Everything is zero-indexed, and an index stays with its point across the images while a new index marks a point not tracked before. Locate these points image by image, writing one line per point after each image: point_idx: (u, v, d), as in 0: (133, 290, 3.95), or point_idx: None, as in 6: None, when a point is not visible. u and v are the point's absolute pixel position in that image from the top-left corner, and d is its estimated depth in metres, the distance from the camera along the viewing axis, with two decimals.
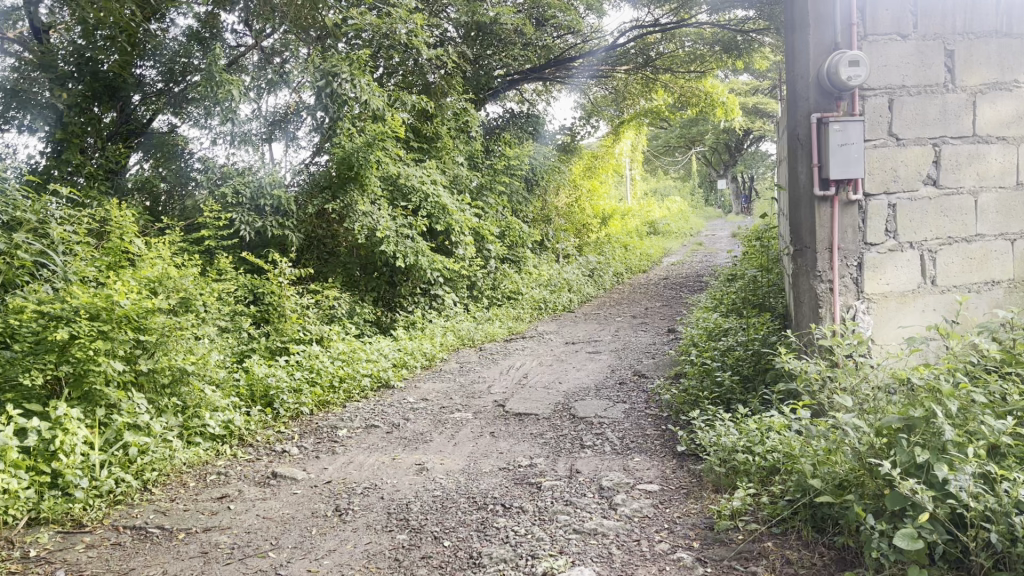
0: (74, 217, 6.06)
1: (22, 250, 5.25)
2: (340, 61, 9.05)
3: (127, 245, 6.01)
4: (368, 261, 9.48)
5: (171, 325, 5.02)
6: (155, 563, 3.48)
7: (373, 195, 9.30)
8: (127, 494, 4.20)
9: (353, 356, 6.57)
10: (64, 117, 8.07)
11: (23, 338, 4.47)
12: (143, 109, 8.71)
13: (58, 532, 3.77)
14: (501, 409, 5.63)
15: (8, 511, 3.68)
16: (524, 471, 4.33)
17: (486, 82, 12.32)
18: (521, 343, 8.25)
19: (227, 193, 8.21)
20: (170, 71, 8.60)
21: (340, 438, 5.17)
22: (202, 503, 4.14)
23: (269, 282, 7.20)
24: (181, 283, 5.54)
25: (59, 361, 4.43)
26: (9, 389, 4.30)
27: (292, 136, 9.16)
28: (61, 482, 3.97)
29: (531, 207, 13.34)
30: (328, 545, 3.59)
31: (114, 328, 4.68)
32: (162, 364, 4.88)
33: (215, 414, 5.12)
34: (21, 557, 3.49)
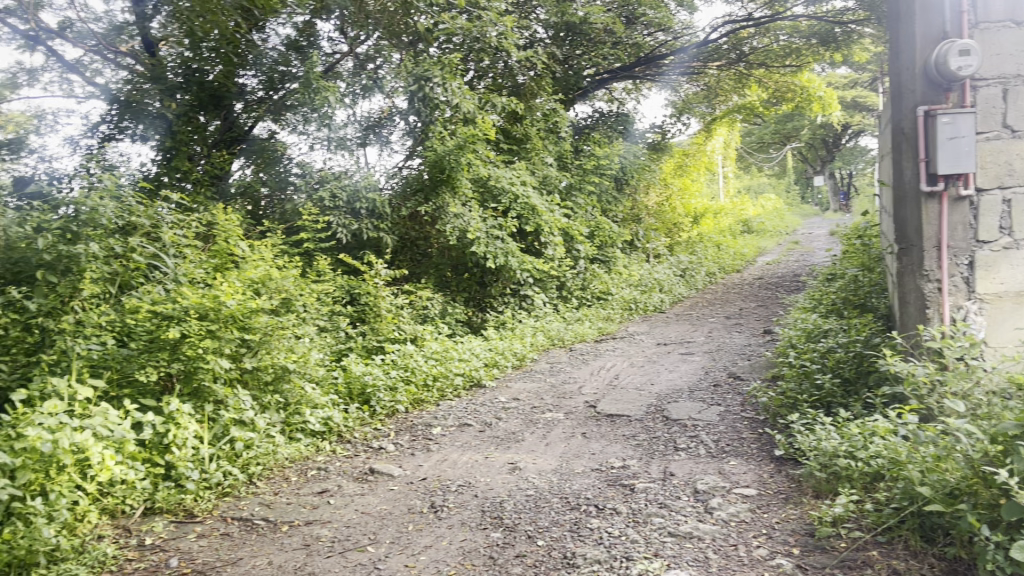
0: (183, 221, 6.38)
1: (137, 253, 5.59)
2: (432, 66, 9.27)
3: (232, 247, 6.33)
4: (460, 261, 9.58)
5: (274, 325, 5.23)
6: (261, 553, 3.62)
7: (464, 197, 9.41)
8: (235, 486, 4.37)
9: (447, 355, 6.68)
10: (174, 126, 8.48)
11: (138, 337, 4.81)
12: (244, 117, 9.01)
13: (172, 521, 3.98)
14: (592, 410, 5.62)
15: (126, 500, 3.95)
16: (617, 472, 4.30)
17: (576, 83, 12.34)
18: (612, 343, 8.21)
19: (325, 197, 8.49)
20: (269, 80, 8.90)
21: (434, 436, 5.26)
22: (304, 498, 4.27)
23: (365, 283, 7.40)
24: (282, 284, 5.76)
25: (170, 359, 4.74)
26: (125, 385, 4.61)
27: (386, 140, 9.58)
28: (174, 474, 4.21)
29: (621, 207, 13.23)
30: (424, 540, 3.65)
31: (221, 328, 4.94)
32: (265, 362, 5.11)
33: (315, 411, 5.29)
34: (138, 545, 3.72)
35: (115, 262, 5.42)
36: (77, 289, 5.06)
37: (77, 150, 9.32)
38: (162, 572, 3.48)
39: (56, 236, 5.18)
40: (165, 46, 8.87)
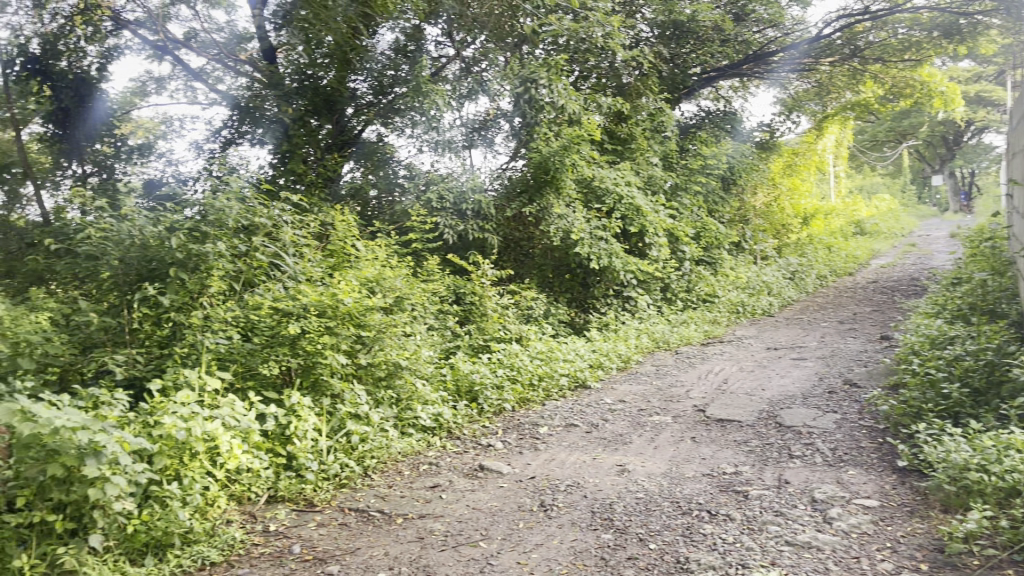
0: (301, 221, 6.64)
1: (259, 252, 5.85)
2: (539, 68, 9.32)
3: (348, 246, 6.64)
4: (563, 261, 9.59)
5: (387, 322, 5.42)
6: (377, 544, 3.73)
7: (568, 198, 9.41)
8: (351, 478, 4.52)
9: (551, 355, 6.71)
10: (290, 130, 8.85)
11: (262, 332, 5.08)
12: (355, 121, 9.28)
13: (293, 509, 4.15)
14: (701, 414, 5.53)
15: (251, 488, 4.14)
16: (729, 478, 4.22)
17: (682, 82, 12.20)
18: (719, 347, 8.04)
19: (433, 198, 8.68)
20: (379, 85, 9.11)
21: (541, 435, 5.29)
22: (417, 491, 4.38)
23: (471, 283, 7.51)
24: (395, 283, 5.94)
25: (291, 354, 4.97)
26: (248, 377, 4.83)
27: (491, 142, 9.74)
28: (295, 464, 4.40)
29: (728, 208, 12.96)
30: (535, 539, 3.68)
31: (338, 324, 5.19)
32: (379, 358, 5.27)
33: (426, 406, 5.42)
34: (262, 530, 3.91)
35: (240, 262, 5.70)
36: (204, 285, 5.38)
37: (200, 153, 9.86)
38: (286, 557, 3.65)
39: (186, 236, 5.52)
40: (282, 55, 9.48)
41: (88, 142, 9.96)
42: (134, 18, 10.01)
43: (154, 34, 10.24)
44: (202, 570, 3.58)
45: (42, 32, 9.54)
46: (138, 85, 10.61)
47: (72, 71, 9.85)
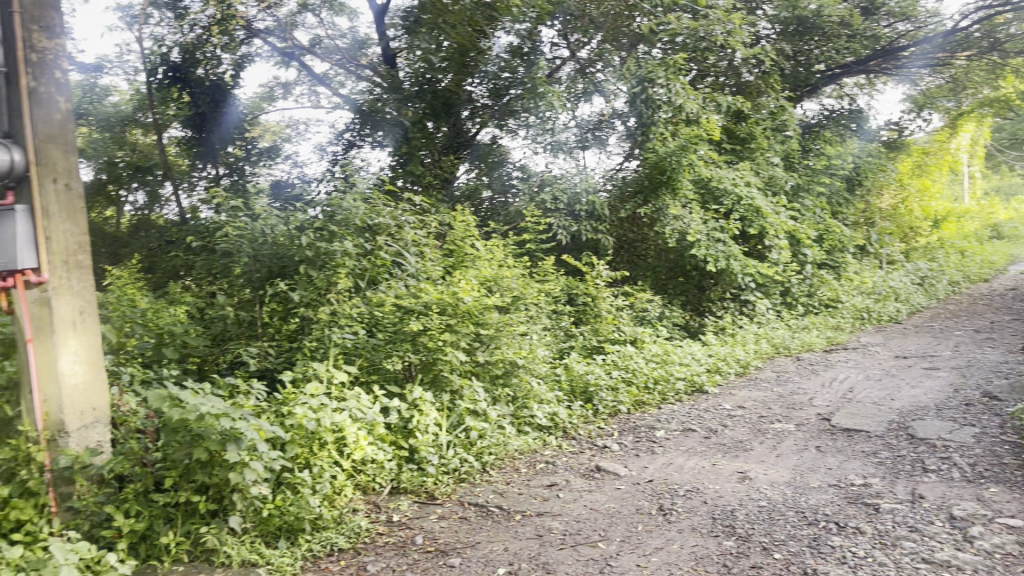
0: (422, 221, 6.79)
1: (383, 250, 6.03)
2: (657, 67, 9.25)
3: (467, 247, 6.76)
4: (678, 264, 9.46)
5: (504, 322, 5.49)
6: (497, 539, 3.79)
7: (685, 198, 9.25)
8: (470, 473, 4.59)
9: (667, 358, 6.62)
10: (409, 133, 9.04)
11: (385, 328, 5.28)
12: (471, 124, 9.41)
13: (415, 501, 4.25)
14: (825, 423, 5.35)
15: (375, 479, 4.28)
16: (858, 490, 4.06)
17: (805, 79, 11.80)
18: (844, 354, 7.73)
19: (547, 199, 8.76)
20: (495, 88, 9.24)
21: (658, 439, 5.23)
22: (534, 489, 4.41)
23: (586, 284, 7.51)
24: (512, 284, 6.02)
25: (412, 350, 5.12)
26: (372, 371, 5.04)
27: (605, 144, 9.84)
28: (416, 457, 4.52)
29: (852, 210, 12.47)
30: (655, 542, 3.65)
31: (458, 322, 5.31)
32: (497, 356, 5.35)
33: (541, 405, 5.46)
34: (386, 520, 4.03)
35: (364, 260, 5.89)
36: (332, 282, 5.61)
37: (323, 156, 10.27)
38: (409, 547, 3.75)
39: (315, 235, 5.77)
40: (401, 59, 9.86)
41: (222, 144, 10.53)
42: (265, 26, 10.48)
43: (282, 41, 10.74)
44: (330, 556, 3.70)
45: (182, 42, 9.94)
46: (265, 90, 11.19)
47: (208, 78, 10.23)
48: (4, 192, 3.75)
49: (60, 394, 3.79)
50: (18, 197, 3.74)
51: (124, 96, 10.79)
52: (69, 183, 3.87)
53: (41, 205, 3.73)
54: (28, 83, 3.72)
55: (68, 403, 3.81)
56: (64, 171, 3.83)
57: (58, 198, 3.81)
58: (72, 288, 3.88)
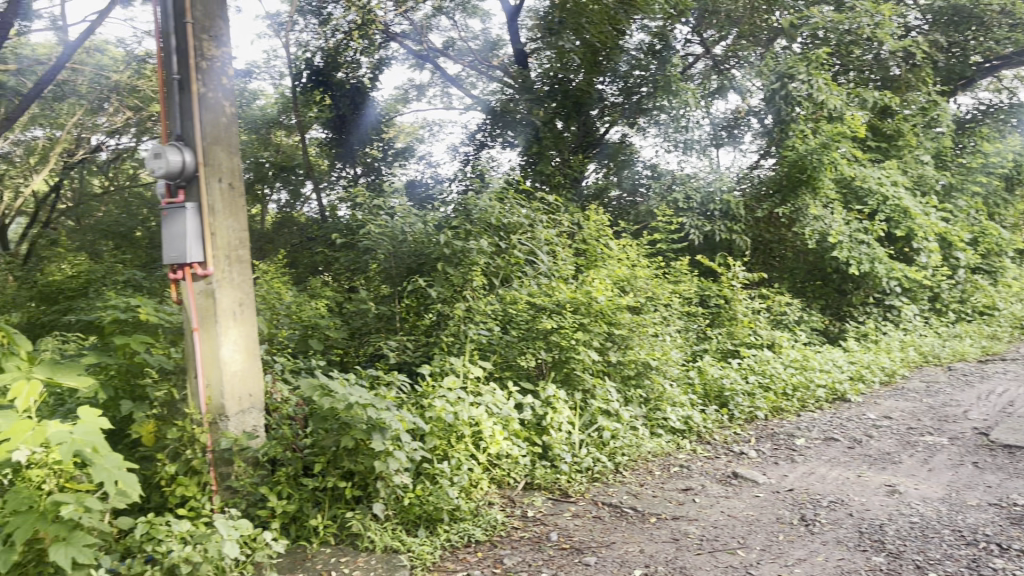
0: (556, 221, 6.78)
1: (517, 249, 6.06)
2: (798, 62, 8.99)
3: (602, 245, 6.63)
4: (817, 266, 9.13)
5: (637, 322, 5.45)
6: (632, 540, 3.76)
7: (826, 198, 8.90)
8: (603, 473, 4.58)
9: (806, 364, 6.39)
10: (540, 132, 9.12)
11: (519, 325, 5.36)
12: (600, 123, 9.37)
13: (549, 498, 4.28)
14: (983, 438, 5.01)
15: (509, 474, 4.35)
16: (1022, 511, 3.79)
17: (960, 72, 11.09)
18: (1001, 365, 7.24)
19: (679, 198, 8.68)
20: (627, 86, 9.18)
21: (797, 447, 5.06)
22: (668, 493, 4.35)
23: (721, 286, 7.34)
24: (646, 284, 5.99)
25: (545, 347, 5.18)
26: (506, 368, 5.13)
27: (740, 142, 9.63)
28: (550, 454, 4.56)
29: (1011, 211, 11.67)
30: (797, 553, 3.52)
31: (591, 321, 5.31)
32: (630, 357, 5.32)
33: (675, 408, 5.37)
34: (521, 515, 4.08)
35: (498, 258, 5.98)
36: (467, 279, 5.73)
37: (456, 156, 10.49)
38: (544, 543, 3.78)
39: (452, 234, 5.94)
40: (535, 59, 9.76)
41: (360, 145, 11.00)
42: (401, 30, 10.79)
43: (417, 44, 11.07)
44: (468, 547, 3.78)
45: (325, 47, 10.41)
46: (401, 92, 11.62)
47: (349, 82, 10.67)
48: (175, 191, 4.04)
49: (222, 379, 4.06)
50: (188, 195, 4.03)
51: (270, 99, 11.44)
52: (232, 182, 4.14)
53: (208, 202, 4.01)
54: (198, 89, 4.00)
55: (228, 388, 4.08)
56: (227, 171, 4.10)
57: (222, 196, 4.09)
58: (233, 281, 4.15)
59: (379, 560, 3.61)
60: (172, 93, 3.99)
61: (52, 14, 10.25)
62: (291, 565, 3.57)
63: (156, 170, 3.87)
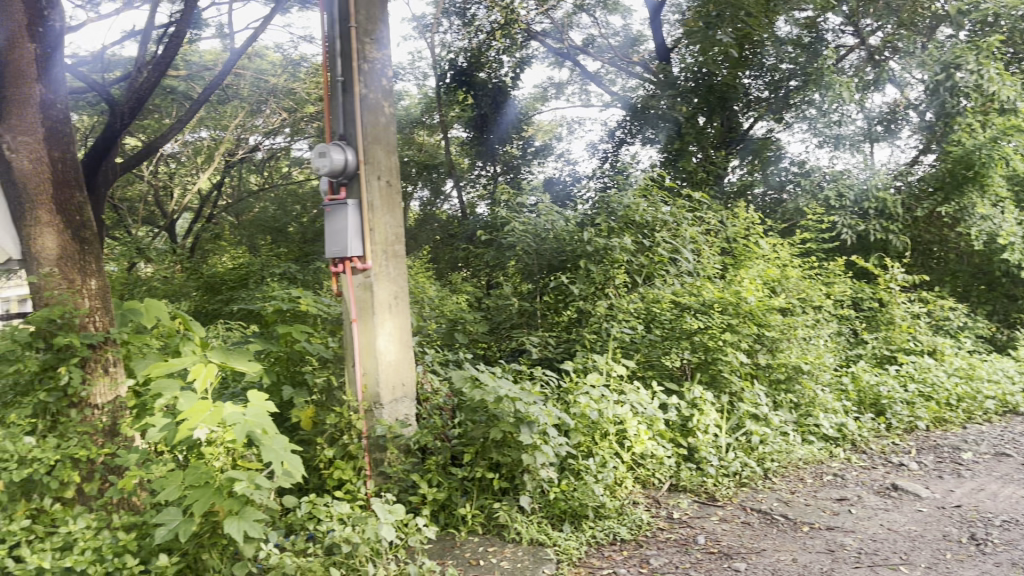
0: (702, 219, 6.53)
1: (660, 247, 5.88)
2: (966, 50, 8.36)
3: (754, 244, 6.35)
4: (983, 270, 8.58)
5: (788, 324, 5.27)
6: (784, 549, 3.64)
7: (995, 196, 8.34)
8: (752, 478, 4.46)
9: (973, 373, 6.00)
10: (682, 126, 9.00)
11: (662, 325, 5.30)
12: (744, 117, 9.14)
13: (695, 501, 4.21)
14: None
15: (655, 474, 4.32)
16: None
17: None
18: None
19: (831, 196, 8.33)
20: (774, 80, 8.85)
21: (964, 461, 4.75)
22: (822, 502, 4.18)
23: (878, 288, 6.96)
24: (798, 284, 5.84)
25: (691, 348, 5.10)
26: (649, 367, 5.09)
27: (897, 136, 9.16)
28: (696, 456, 4.49)
29: None
30: (967, 573, 3.30)
31: (740, 322, 5.17)
32: (779, 361, 5.16)
33: (828, 415, 5.16)
34: (667, 516, 4.03)
35: (641, 256, 5.87)
36: (610, 277, 5.69)
37: (595, 153, 10.48)
38: (691, 545, 3.72)
39: (596, 231, 5.93)
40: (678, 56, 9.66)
41: (500, 144, 11.00)
42: (542, 29, 10.88)
43: (558, 42, 11.13)
44: (613, 544, 3.77)
45: (469, 47, 10.54)
46: (540, 90, 11.73)
47: (491, 81, 10.70)
48: (338, 187, 4.24)
49: (377, 368, 4.24)
50: (349, 193, 4.22)
51: (413, 100, 11.82)
52: (390, 180, 4.31)
53: (368, 199, 4.20)
54: (361, 90, 4.18)
55: (383, 377, 4.26)
56: (386, 170, 4.28)
57: (381, 193, 4.26)
58: (389, 275, 4.33)
59: (526, 551, 3.66)
60: (336, 95, 4.20)
61: (219, 23, 10.90)
62: (441, 551, 3.67)
63: (321, 168, 4.08)
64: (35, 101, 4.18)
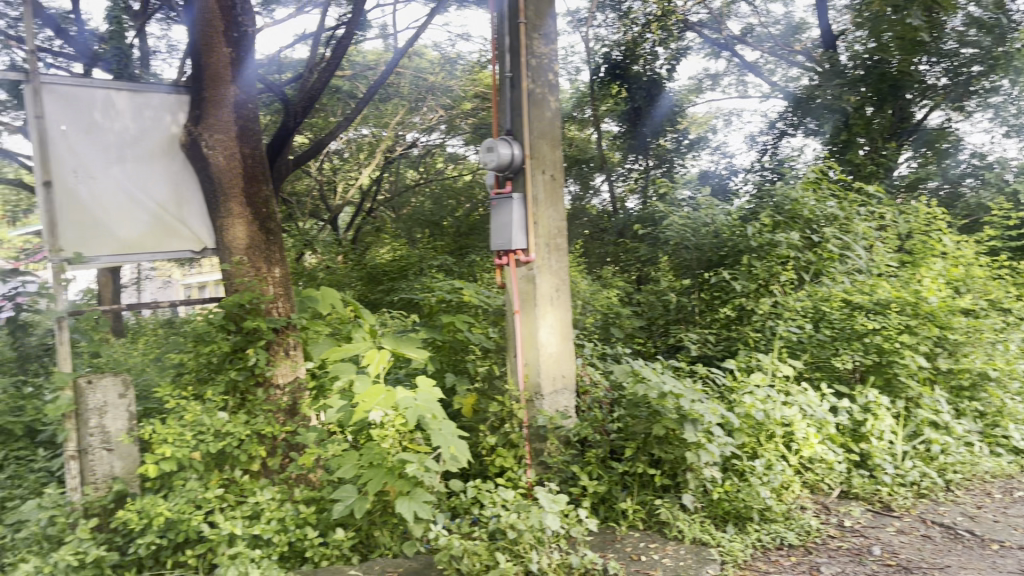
0: (876, 214, 6.12)
1: (830, 242, 5.56)
2: None
3: (935, 241, 5.72)
4: None
5: (974, 326, 4.88)
6: (971, 567, 3.41)
7: None
8: (932, 490, 4.19)
9: None
10: (850, 118, 8.49)
11: (832, 325, 5.07)
12: (918, 106, 8.60)
13: (868, 509, 4.01)
14: None
15: (823, 480, 4.15)
16: None
17: None
18: None
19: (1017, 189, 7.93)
20: (953, 67, 8.31)
21: None
22: (1013, 519, 3.88)
23: None
24: (988, 285, 5.42)
25: (864, 351, 4.86)
26: (817, 368, 4.98)
27: None
28: (869, 463, 4.29)
29: None
30: None
31: (919, 323, 4.83)
32: (963, 366, 4.82)
33: (1019, 426, 4.87)
34: (837, 524, 3.86)
35: (809, 252, 5.59)
36: (775, 274, 5.49)
37: (754, 146, 10.15)
38: (865, 556, 3.54)
39: (761, 226, 5.77)
40: (844, 54, 8.94)
41: (653, 136, 10.84)
42: (699, 19, 10.63)
43: (716, 32, 10.89)
44: (780, 549, 3.66)
45: (623, 41, 10.48)
46: (695, 82, 11.43)
47: (646, 73, 10.54)
48: (504, 181, 4.32)
49: (538, 359, 4.30)
50: (515, 186, 4.30)
51: (565, 94, 11.85)
52: (554, 174, 4.36)
53: (533, 193, 4.27)
54: (528, 85, 4.24)
55: (545, 369, 4.31)
56: (550, 164, 4.32)
57: (545, 187, 4.32)
58: (552, 268, 4.38)
59: (688, 550, 3.61)
60: (504, 90, 4.28)
61: (382, 24, 11.35)
62: (602, 544, 3.69)
63: (489, 163, 4.16)
64: (230, 101, 4.51)
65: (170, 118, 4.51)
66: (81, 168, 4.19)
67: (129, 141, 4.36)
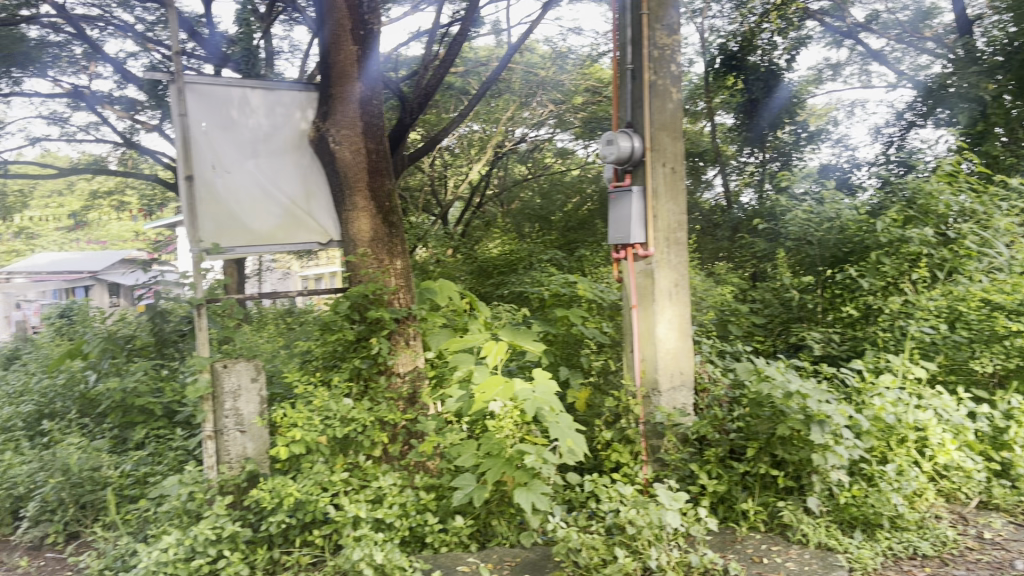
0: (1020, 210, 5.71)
1: (969, 238, 5.23)
2: None
3: None
4: None
5: None
6: None
7: None
8: None
9: None
10: (988, 108, 8.00)
11: (970, 326, 4.78)
12: None
13: (1011, 522, 3.82)
14: None
15: (961, 489, 3.97)
16: None
17: None
18: None
19: None
20: None
21: None
22: None
23: None
24: None
25: (1005, 356, 4.65)
26: (953, 371, 4.77)
27: None
28: (1012, 474, 4.08)
29: None
30: None
31: None
32: None
33: None
34: (976, 536, 3.67)
35: (943, 249, 5.27)
36: (905, 272, 5.24)
37: (879, 138, 9.73)
38: (1008, 570, 3.35)
39: (892, 221, 5.50)
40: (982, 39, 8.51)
41: (770, 128, 10.33)
42: (821, 7, 10.29)
43: (840, 21, 10.50)
44: (913, 559, 3.50)
45: (742, 31, 10.35)
46: (815, 73, 11.03)
47: (763, 64, 10.28)
48: (623, 174, 4.32)
49: (656, 355, 4.25)
50: (634, 179, 4.29)
51: None
52: (675, 167, 4.26)
53: (653, 186, 4.21)
54: (650, 77, 4.20)
55: (662, 365, 4.26)
56: (672, 156, 4.24)
57: (665, 180, 4.24)
58: (671, 263, 4.31)
59: (813, 555, 3.49)
60: (625, 83, 4.27)
61: (495, 21, 11.48)
62: (722, 544, 3.62)
63: (608, 156, 4.17)
64: (355, 97, 4.64)
65: (300, 115, 4.71)
66: (219, 164, 4.43)
67: (262, 137, 4.57)
